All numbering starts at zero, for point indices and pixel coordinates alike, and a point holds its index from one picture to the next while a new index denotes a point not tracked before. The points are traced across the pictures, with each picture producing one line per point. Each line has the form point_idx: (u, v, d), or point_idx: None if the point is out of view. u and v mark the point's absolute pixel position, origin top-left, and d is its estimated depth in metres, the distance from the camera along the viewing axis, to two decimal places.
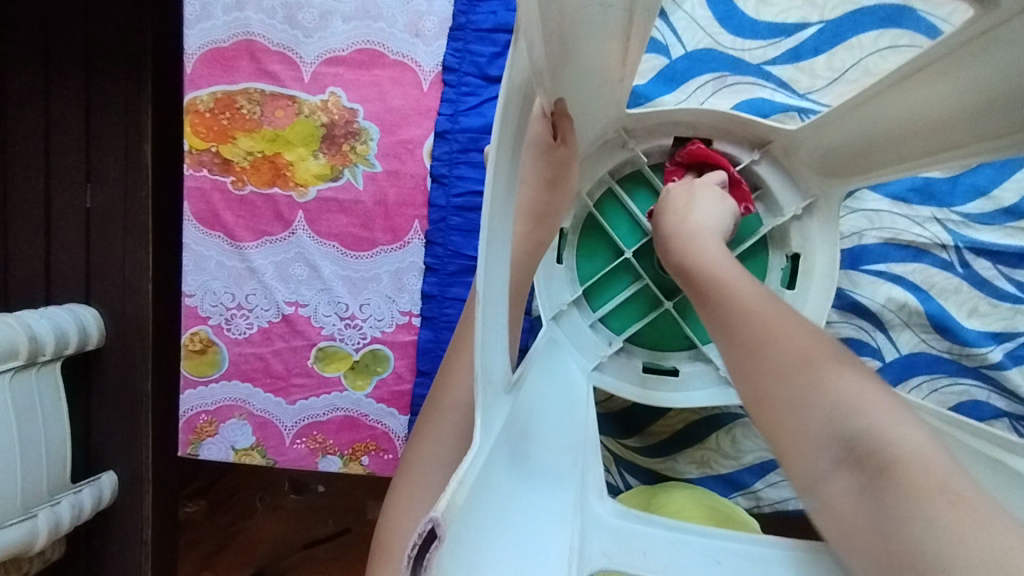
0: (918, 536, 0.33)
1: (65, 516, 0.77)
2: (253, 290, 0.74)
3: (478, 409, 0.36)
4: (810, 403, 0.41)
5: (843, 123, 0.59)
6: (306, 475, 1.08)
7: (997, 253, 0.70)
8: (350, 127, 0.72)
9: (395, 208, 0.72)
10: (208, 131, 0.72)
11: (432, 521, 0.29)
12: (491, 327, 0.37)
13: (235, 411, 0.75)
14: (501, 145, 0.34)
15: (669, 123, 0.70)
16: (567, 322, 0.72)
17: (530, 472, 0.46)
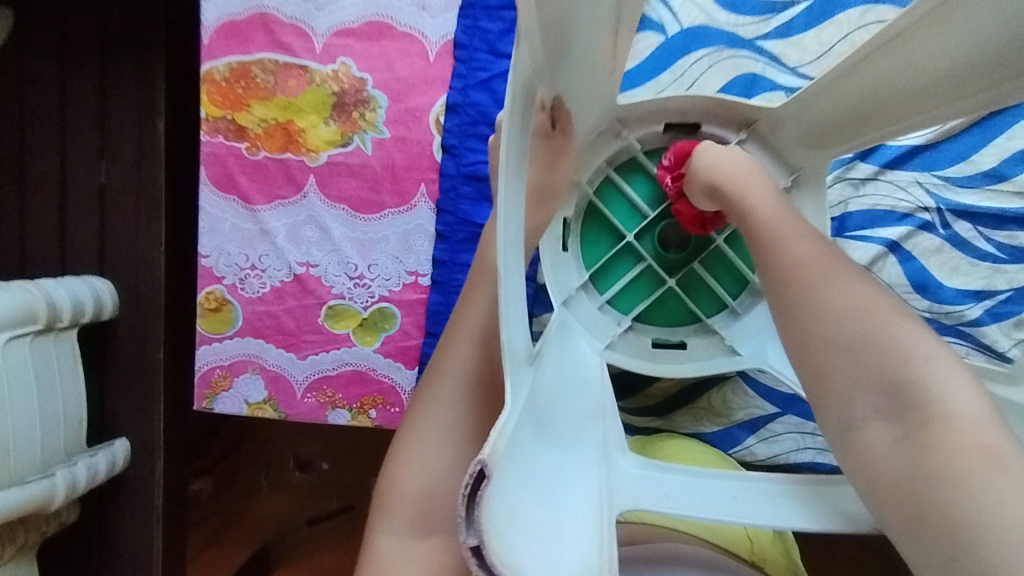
0: (956, 495, 0.37)
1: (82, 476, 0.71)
2: (266, 251, 0.78)
3: (507, 375, 0.41)
4: (863, 351, 0.44)
5: (832, 92, 0.60)
6: (311, 452, 1.12)
7: (977, 215, 0.74)
8: (360, 95, 0.76)
9: (402, 172, 0.76)
10: (223, 99, 0.76)
11: (480, 464, 0.34)
12: (508, 247, 0.41)
13: (249, 365, 0.79)
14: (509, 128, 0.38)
15: (659, 110, 0.71)
16: (580, 305, 0.72)
17: (559, 435, 0.49)
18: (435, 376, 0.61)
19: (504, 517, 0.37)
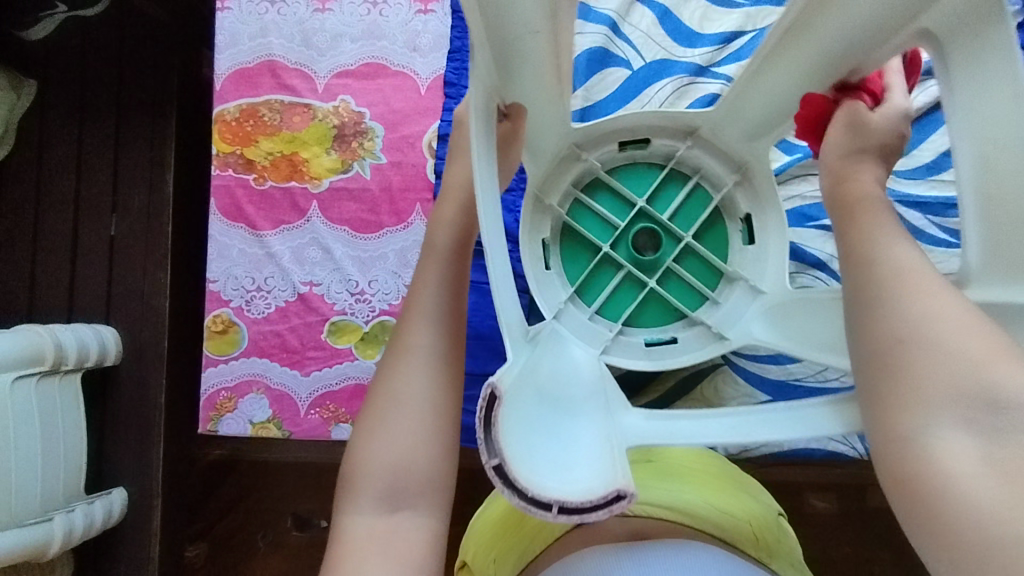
0: (1004, 552, 0.30)
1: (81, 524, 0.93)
2: (271, 273, 0.82)
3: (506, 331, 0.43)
4: (946, 369, 0.35)
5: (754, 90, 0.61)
6: (309, 512, 1.18)
7: (924, 205, 0.81)
8: (358, 127, 0.83)
9: (399, 194, 0.82)
10: (233, 136, 0.83)
11: (491, 386, 0.38)
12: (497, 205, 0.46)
13: (254, 385, 0.81)
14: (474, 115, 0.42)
15: (613, 129, 0.69)
16: (570, 314, 0.67)
17: (569, 409, 0.46)
18: (394, 356, 0.54)
19: (520, 448, 0.39)
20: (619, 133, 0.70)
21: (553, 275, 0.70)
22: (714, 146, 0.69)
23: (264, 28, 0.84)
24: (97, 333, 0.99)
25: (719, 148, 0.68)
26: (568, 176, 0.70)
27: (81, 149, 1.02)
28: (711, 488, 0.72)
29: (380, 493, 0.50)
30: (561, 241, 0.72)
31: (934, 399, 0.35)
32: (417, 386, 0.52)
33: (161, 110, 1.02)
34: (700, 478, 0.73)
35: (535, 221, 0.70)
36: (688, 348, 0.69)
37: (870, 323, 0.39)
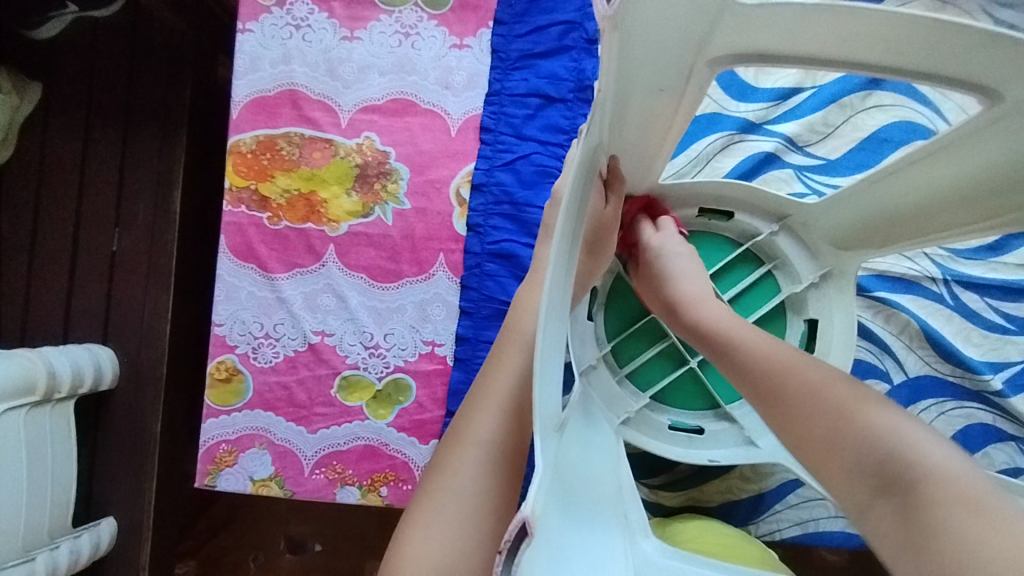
0: (962, 553, 0.33)
1: (63, 560, 0.80)
2: (281, 319, 0.77)
3: (537, 441, 0.35)
4: (841, 442, 0.42)
5: (858, 202, 0.62)
6: (304, 532, 1.06)
7: (983, 287, 0.74)
8: (382, 168, 0.77)
9: (422, 243, 0.77)
10: (248, 170, 0.77)
11: (522, 520, 0.28)
12: (548, 360, 0.40)
13: (256, 440, 0.76)
14: (570, 187, 0.39)
15: (696, 195, 0.71)
16: (752, 424, 0.68)
17: (583, 512, 0.42)
18: (455, 445, 0.53)
19: None
20: (579, 315, 0.70)
21: (707, 425, 0.71)
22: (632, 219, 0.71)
23: (286, 55, 0.78)
24: (93, 356, 0.87)
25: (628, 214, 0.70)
26: (603, 377, 0.70)
27: (85, 151, 0.93)
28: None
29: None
30: (673, 409, 0.72)
31: (850, 471, 0.41)
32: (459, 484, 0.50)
33: (173, 113, 0.92)
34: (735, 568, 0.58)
35: (647, 427, 0.70)
36: (836, 320, 0.70)
37: (756, 390, 0.49)
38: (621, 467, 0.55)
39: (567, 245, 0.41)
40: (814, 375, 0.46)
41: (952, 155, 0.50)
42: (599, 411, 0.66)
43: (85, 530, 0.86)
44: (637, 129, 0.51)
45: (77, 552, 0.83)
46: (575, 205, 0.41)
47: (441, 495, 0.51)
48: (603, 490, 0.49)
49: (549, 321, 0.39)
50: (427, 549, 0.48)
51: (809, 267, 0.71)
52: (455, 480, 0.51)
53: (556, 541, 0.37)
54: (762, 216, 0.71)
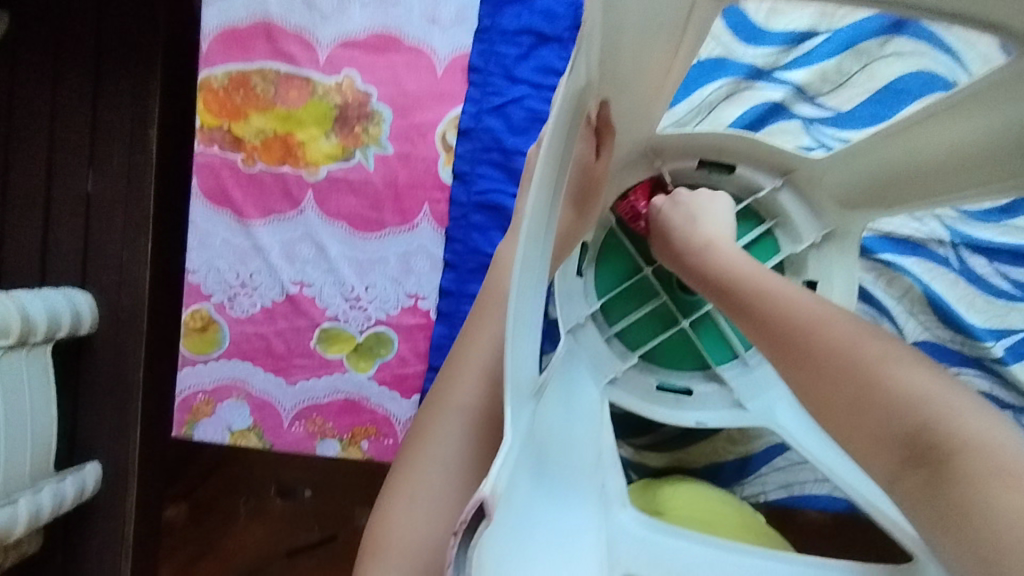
0: (987, 519, 0.36)
1: (46, 505, 0.69)
2: (258, 268, 0.74)
3: (510, 410, 0.33)
4: (874, 407, 0.43)
5: (871, 156, 0.58)
6: (294, 477, 1.01)
7: (992, 251, 0.70)
8: (363, 109, 0.73)
9: (405, 190, 0.73)
10: (220, 108, 0.73)
11: (480, 501, 0.26)
12: (521, 319, 0.36)
13: (233, 391, 0.74)
14: (554, 129, 0.35)
15: (697, 146, 0.66)
16: (741, 385, 0.66)
17: (558, 483, 0.41)
18: (434, 414, 0.48)
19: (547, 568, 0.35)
20: (571, 270, 0.67)
21: (696, 386, 0.68)
22: (631, 168, 0.67)
23: None
24: (68, 299, 0.69)
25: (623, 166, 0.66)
26: (591, 334, 0.68)
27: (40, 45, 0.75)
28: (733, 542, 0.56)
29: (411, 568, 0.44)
30: (663, 370, 0.70)
31: (884, 431, 0.43)
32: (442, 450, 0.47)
33: None
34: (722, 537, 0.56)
35: (634, 386, 0.68)
36: (836, 283, 0.67)
37: (775, 349, 0.49)
38: (603, 433, 0.53)
39: (548, 195, 0.38)
40: (845, 331, 0.46)
41: (980, 107, 0.47)
42: (583, 368, 0.64)
43: (67, 474, 0.73)
44: (633, 71, 0.47)
45: (62, 495, 0.71)
46: (558, 151, 0.38)
47: (423, 467, 0.46)
48: (581, 456, 0.47)
49: (526, 276, 0.36)
50: (413, 519, 0.45)
51: (811, 227, 0.67)
52: (436, 449, 0.47)
53: (528, 510, 0.35)
54: (766, 170, 0.67)
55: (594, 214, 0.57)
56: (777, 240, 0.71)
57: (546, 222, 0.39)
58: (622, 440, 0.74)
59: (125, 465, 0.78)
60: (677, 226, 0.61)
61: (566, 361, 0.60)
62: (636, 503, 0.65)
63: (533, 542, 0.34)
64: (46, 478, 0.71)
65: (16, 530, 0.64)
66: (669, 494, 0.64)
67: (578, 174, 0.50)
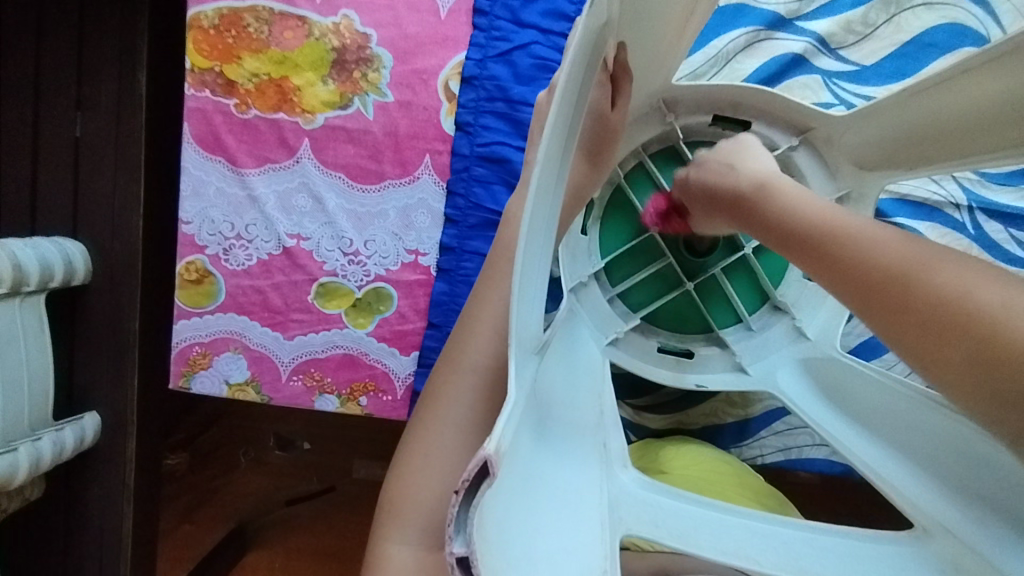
0: None
1: (47, 453, 0.68)
2: (253, 219, 0.72)
3: (513, 360, 0.31)
4: (967, 349, 0.34)
5: (898, 111, 0.55)
6: (291, 431, 1.02)
7: (1009, 217, 0.68)
8: (362, 53, 0.69)
9: (406, 141, 0.70)
10: (211, 49, 0.69)
11: (483, 459, 0.24)
12: (529, 275, 0.34)
13: (230, 344, 0.73)
14: (570, 71, 0.33)
15: (714, 101, 0.64)
16: (745, 349, 0.65)
17: (560, 442, 0.39)
18: (448, 374, 0.46)
19: (551, 525, 0.33)
20: (574, 227, 0.65)
21: (697, 348, 0.67)
22: (641, 123, 0.65)
23: None
24: (60, 248, 0.70)
25: (633, 121, 0.64)
26: (594, 295, 0.66)
27: None
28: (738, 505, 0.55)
29: (427, 528, 0.43)
30: (666, 332, 0.69)
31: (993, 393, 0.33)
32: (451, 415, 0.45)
33: None
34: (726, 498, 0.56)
35: (635, 347, 0.67)
36: None
37: (853, 293, 0.41)
38: (604, 393, 0.52)
39: (560, 145, 0.36)
40: (939, 264, 0.38)
41: (1017, 60, 0.43)
42: (585, 328, 0.63)
43: (66, 422, 0.73)
44: (653, 15, 0.44)
45: (61, 443, 0.71)
46: (572, 97, 0.35)
47: (437, 428, 0.45)
48: (581, 416, 0.45)
49: (535, 230, 0.34)
50: (427, 480, 0.44)
51: (826, 188, 0.64)
52: (449, 411, 0.45)
53: (527, 468, 0.33)
54: (782, 128, 0.64)
55: (611, 163, 0.53)
56: None
57: (557, 175, 0.37)
58: (622, 401, 0.74)
59: (124, 412, 0.77)
60: (722, 173, 0.55)
61: (568, 321, 0.58)
62: (637, 462, 0.64)
63: (534, 504, 0.32)
64: (44, 427, 0.70)
65: (18, 476, 0.64)
66: (669, 455, 0.64)
67: (592, 123, 0.47)
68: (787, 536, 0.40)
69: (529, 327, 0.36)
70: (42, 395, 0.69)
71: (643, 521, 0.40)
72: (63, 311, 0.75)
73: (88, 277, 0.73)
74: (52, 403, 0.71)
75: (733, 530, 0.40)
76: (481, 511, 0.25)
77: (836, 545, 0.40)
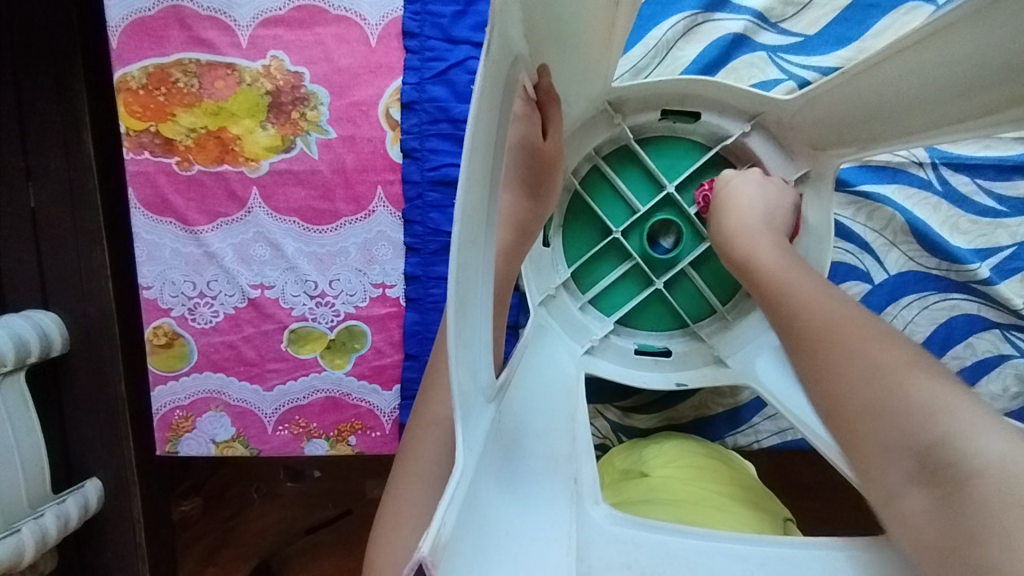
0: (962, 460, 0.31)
1: (52, 528, 0.64)
2: (214, 276, 0.70)
3: (456, 427, 0.31)
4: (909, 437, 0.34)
5: (840, 96, 0.55)
6: (301, 460, 0.99)
7: (974, 168, 0.67)
8: (297, 93, 0.67)
9: (356, 176, 0.69)
10: (144, 109, 0.67)
11: (419, 562, 0.24)
12: (468, 334, 0.34)
13: (211, 403, 0.72)
14: (479, 114, 0.31)
15: (659, 96, 0.63)
16: (720, 342, 0.66)
17: (525, 486, 0.39)
18: (418, 427, 0.46)
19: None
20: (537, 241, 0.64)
21: (674, 346, 0.68)
22: (588, 128, 0.64)
23: None
24: (32, 321, 0.64)
25: (580, 128, 0.64)
26: (564, 305, 0.66)
27: None
28: (716, 506, 0.54)
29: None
30: (642, 334, 0.69)
31: (870, 413, 0.36)
32: (427, 463, 0.44)
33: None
34: (704, 498, 0.55)
35: (612, 353, 0.67)
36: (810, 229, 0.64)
37: (789, 336, 0.44)
38: (578, 415, 0.51)
39: (484, 193, 0.35)
40: (881, 345, 0.38)
41: (940, 45, 0.44)
42: (560, 342, 0.63)
43: (66, 494, 0.67)
44: (572, 32, 0.43)
45: (66, 515, 0.66)
46: (488, 140, 0.34)
47: (410, 479, 0.44)
48: (550, 448, 0.45)
49: (467, 285, 0.33)
50: (405, 538, 0.42)
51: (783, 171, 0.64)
52: (421, 461, 0.44)
53: (484, 519, 0.33)
54: (733, 116, 0.63)
55: (553, 184, 0.53)
56: None
57: (485, 219, 0.36)
58: (609, 404, 0.74)
59: (125, 475, 0.71)
60: (719, 207, 0.59)
61: (536, 340, 0.57)
62: (625, 467, 0.65)
63: (493, 558, 0.32)
64: (45, 502, 0.65)
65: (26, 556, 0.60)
66: (655, 453, 0.65)
67: (524, 153, 0.50)
68: (767, 556, 0.38)
69: (475, 376, 0.35)
70: (38, 470, 0.64)
71: (614, 565, 0.38)
72: (47, 385, 0.68)
73: (66, 347, 0.67)
74: (50, 477, 0.66)
75: (711, 557, 0.39)
76: None
77: (825, 555, 0.38)
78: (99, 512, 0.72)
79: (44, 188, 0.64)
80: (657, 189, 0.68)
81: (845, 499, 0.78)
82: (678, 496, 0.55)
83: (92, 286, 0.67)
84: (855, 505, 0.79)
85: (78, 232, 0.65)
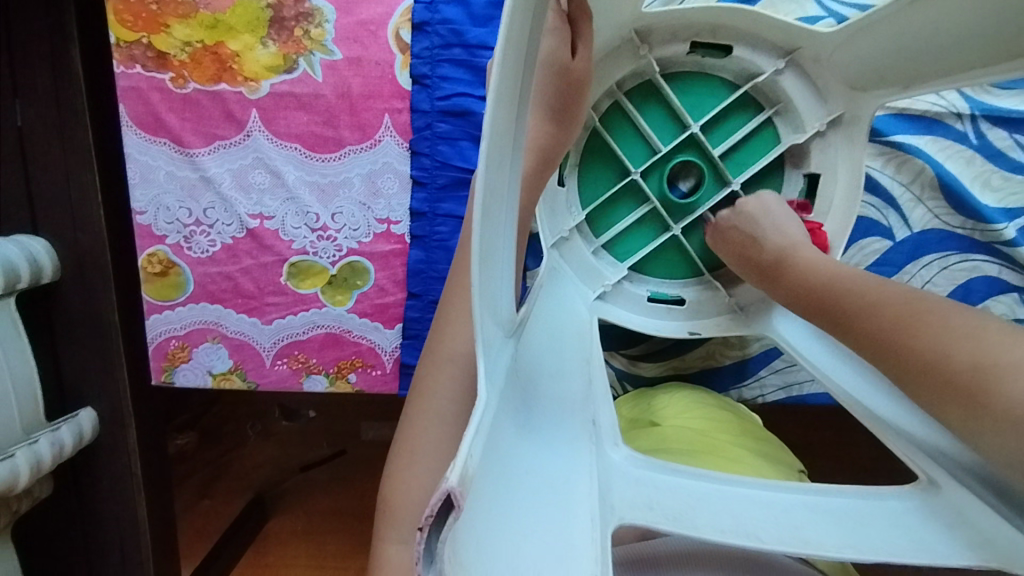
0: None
1: (47, 455, 0.62)
2: (211, 202, 0.67)
3: (478, 358, 0.29)
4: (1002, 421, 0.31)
5: (889, 28, 0.51)
6: (296, 400, 0.99)
7: (1012, 122, 0.64)
8: (301, 8, 0.63)
9: (361, 102, 0.65)
10: (135, 19, 0.63)
11: (446, 493, 0.23)
12: (490, 257, 0.31)
13: (207, 334, 0.71)
14: (512, 16, 0.28)
15: (690, 26, 0.59)
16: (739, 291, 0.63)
17: (541, 423, 0.38)
18: (431, 362, 0.44)
19: (542, 517, 0.32)
20: (551, 180, 0.62)
21: (688, 295, 0.66)
22: (613, 57, 0.60)
23: None
24: (21, 247, 0.60)
25: (604, 58, 0.60)
26: (576, 248, 0.64)
27: None
28: (729, 456, 0.53)
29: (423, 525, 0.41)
30: (655, 281, 0.67)
31: (949, 385, 0.34)
32: (441, 400, 0.42)
33: None
34: (715, 447, 0.54)
35: (624, 300, 0.65)
36: (840, 174, 0.60)
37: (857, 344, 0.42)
38: (593, 358, 0.50)
39: (513, 109, 0.31)
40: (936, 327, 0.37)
41: None
42: (572, 285, 0.61)
43: (61, 421, 0.65)
44: None
45: (60, 443, 0.63)
46: (521, 44, 0.31)
47: (423, 417, 0.42)
48: (567, 389, 0.43)
49: (492, 209, 0.31)
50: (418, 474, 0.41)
51: (815, 112, 0.60)
52: (434, 399, 0.42)
53: (504, 457, 0.32)
54: (766, 50, 0.59)
55: (580, 114, 0.50)
56: (780, 132, 0.63)
57: (513, 138, 0.33)
58: (617, 351, 0.73)
59: (120, 407, 0.69)
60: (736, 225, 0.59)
61: (550, 281, 0.56)
62: (631, 415, 0.64)
63: (512, 496, 0.31)
64: (39, 428, 0.63)
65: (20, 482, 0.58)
66: (663, 403, 0.64)
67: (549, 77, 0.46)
68: (788, 504, 0.38)
69: (496, 310, 0.33)
70: (30, 395, 0.62)
71: (637, 507, 0.37)
72: (36, 309, 0.65)
73: (57, 275, 0.63)
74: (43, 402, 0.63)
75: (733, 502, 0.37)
76: (453, 539, 0.24)
77: (841, 506, 0.38)
78: (93, 441, 0.70)
79: (30, 104, 0.58)
80: (680, 128, 0.64)
81: (839, 457, 0.79)
82: (691, 446, 0.54)
83: (82, 210, 0.62)
84: (847, 460, 0.79)
85: (65, 150, 0.59)
